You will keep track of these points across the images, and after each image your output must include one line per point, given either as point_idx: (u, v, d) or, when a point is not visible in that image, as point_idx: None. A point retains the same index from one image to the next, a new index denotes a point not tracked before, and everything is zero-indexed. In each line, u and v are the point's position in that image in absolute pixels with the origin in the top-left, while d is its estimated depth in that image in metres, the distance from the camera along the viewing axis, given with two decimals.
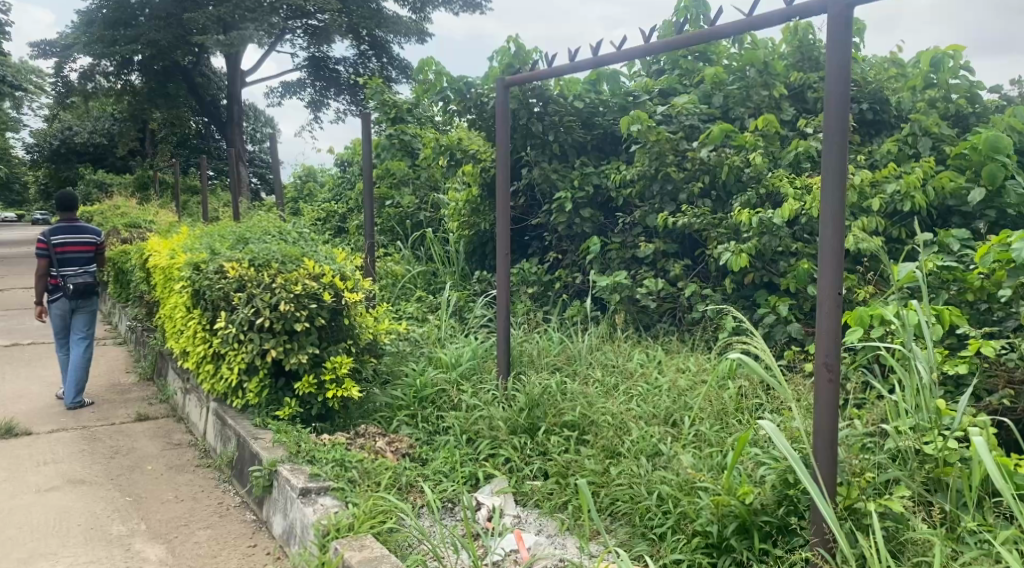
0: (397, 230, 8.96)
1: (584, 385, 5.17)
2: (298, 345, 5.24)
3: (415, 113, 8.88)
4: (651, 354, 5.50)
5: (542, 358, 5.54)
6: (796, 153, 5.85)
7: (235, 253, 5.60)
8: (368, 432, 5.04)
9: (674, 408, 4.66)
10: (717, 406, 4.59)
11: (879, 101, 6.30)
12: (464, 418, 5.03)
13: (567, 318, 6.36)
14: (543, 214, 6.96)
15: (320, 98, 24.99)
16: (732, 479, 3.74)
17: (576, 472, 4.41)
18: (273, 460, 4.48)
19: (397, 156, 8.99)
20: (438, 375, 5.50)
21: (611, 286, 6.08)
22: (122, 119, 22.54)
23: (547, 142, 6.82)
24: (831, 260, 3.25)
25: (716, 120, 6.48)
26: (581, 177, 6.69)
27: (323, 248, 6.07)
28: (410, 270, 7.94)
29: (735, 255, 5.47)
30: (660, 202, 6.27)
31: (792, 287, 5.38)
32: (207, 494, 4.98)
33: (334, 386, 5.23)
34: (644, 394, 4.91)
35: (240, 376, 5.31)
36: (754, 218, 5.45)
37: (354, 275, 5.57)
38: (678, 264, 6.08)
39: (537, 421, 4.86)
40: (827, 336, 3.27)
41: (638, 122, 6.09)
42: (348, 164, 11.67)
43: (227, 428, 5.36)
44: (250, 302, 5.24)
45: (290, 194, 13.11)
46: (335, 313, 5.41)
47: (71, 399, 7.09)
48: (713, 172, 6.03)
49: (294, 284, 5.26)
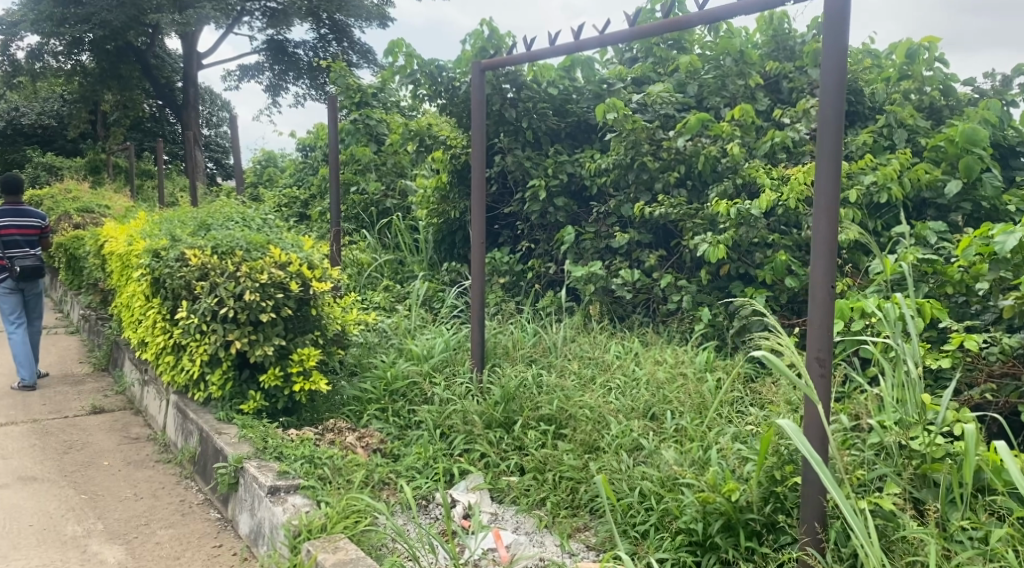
0: (362, 217, 8.77)
1: (560, 377, 5.07)
2: (263, 337, 5.05)
3: (381, 97, 8.80)
4: (628, 347, 5.41)
5: (517, 351, 5.43)
6: (772, 144, 5.77)
7: (197, 240, 5.37)
8: (336, 427, 4.88)
9: (653, 402, 4.57)
10: (696, 400, 4.52)
11: (854, 91, 6.20)
12: (437, 413, 4.91)
13: (540, 308, 6.25)
14: (515, 202, 6.83)
15: (279, 82, 24.54)
16: (716, 476, 3.65)
17: (554, 467, 4.29)
18: (239, 457, 4.30)
19: (362, 141, 8.69)
20: (409, 368, 5.36)
21: (585, 276, 5.99)
22: (73, 100, 21.82)
23: (520, 128, 6.70)
24: (824, 249, 3.16)
25: (690, 110, 6.41)
26: (555, 165, 6.58)
27: (288, 235, 5.85)
28: (377, 258, 7.77)
29: (714, 246, 5.35)
30: (635, 191, 6.17)
31: (769, 279, 5.30)
32: (168, 491, 4.77)
33: (301, 378, 5.05)
34: (622, 387, 4.82)
35: (202, 368, 5.12)
36: (733, 209, 5.33)
37: (322, 264, 5.37)
38: (653, 255, 5.98)
39: (513, 415, 4.77)
40: (819, 327, 3.19)
41: (614, 110, 5.97)
42: (310, 150, 11.43)
43: (189, 423, 5.16)
44: (213, 292, 5.03)
45: (250, 179, 12.81)
46: (302, 303, 5.22)
47: (28, 376, 7.03)
48: (689, 162, 5.94)
49: (260, 273, 5.05)
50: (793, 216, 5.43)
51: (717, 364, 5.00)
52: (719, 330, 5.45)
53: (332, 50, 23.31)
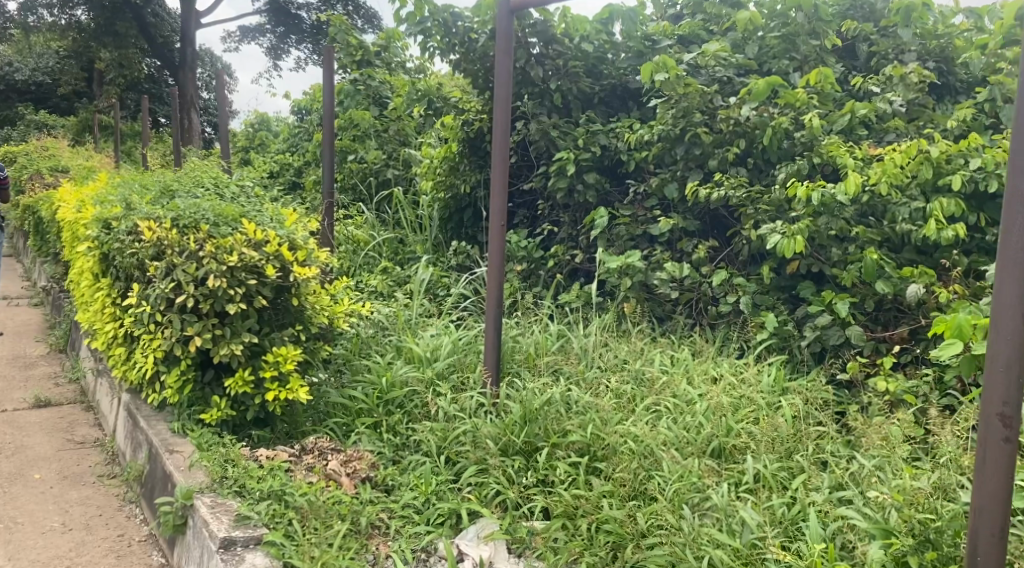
0: (360, 188, 7.79)
1: (594, 393, 4.13)
2: (230, 333, 4.08)
3: (384, 57, 7.94)
4: (675, 357, 4.46)
5: (541, 357, 4.48)
6: (852, 117, 4.80)
7: (155, 209, 4.40)
8: (317, 447, 3.94)
9: (716, 435, 3.63)
10: (773, 435, 3.58)
11: (946, 60, 5.21)
12: (441, 434, 3.99)
13: (564, 304, 5.30)
14: (536, 176, 5.86)
15: (280, 45, 23.45)
16: (819, 557, 2.81)
17: (589, 514, 3.38)
18: (187, 491, 3.40)
19: (363, 105, 7.75)
20: (409, 373, 4.43)
21: (620, 268, 5.03)
22: (65, 56, 20.60)
23: (546, 90, 5.73)
24: (1017, 264, 2.22)
25: (749, 74, 5.43)
26: (586, 135, 5.60)
27: (268, 206, 4.85)
28: (375, 236, 6.82)
29: (788, 238, 4.36)
30: (684, 169, 5.20)
31: (851, 282, 4.34)
32: (105, 520, 3.85)
33: (276, 386, 4.09)
34: (674, 412, 3.87)
35: (156, 367, 4.16)
36: (815, 194, 4.33)
37: (307, 244, 4.39)
38: (702, 245, 5.02)
39: (536, 441, 3.85)
40: (1005, 368, 2.25)
41: (664, 71, 5.02)
42: (306, 113, 10.43)
43: (139, 432, 4.22)
44: (169, 275, 4.07)
45: (241, 143, 11.81)
46: (281, 290, 4.25)
47: None
48: (749, 136, 4.96)
49: (228, 253, 4.07)
50: (879, 205, 4.54)
51: (788, 385, 4.06)
52: (786, 342, 4.50)
53: (337, 12, 22.10)
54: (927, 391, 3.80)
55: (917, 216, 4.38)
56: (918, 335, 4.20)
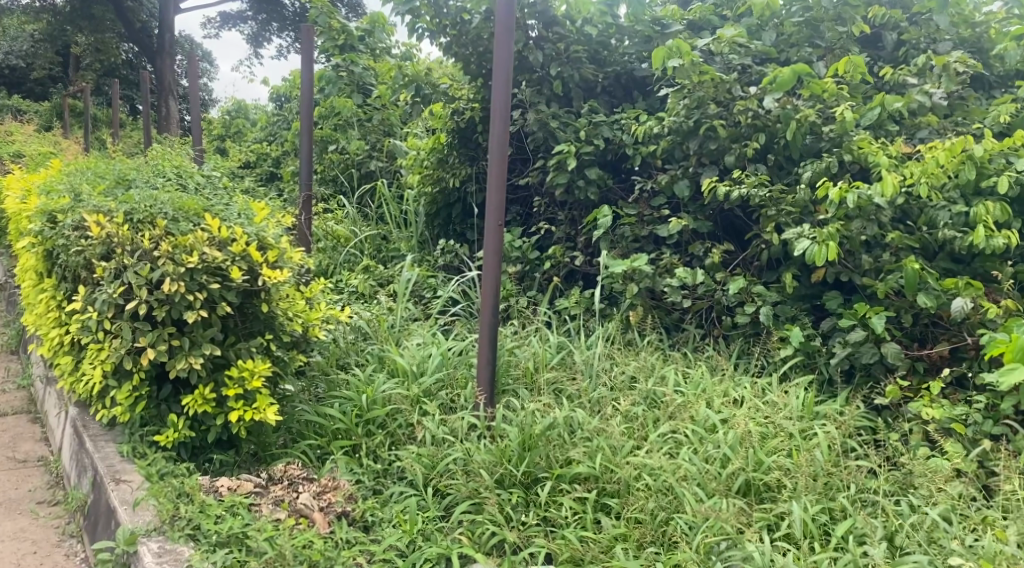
0: (341, 181, 7.30)
1: (602, 415, 3.67)
2: (189, 344, 3.58)
3: (368, 42, 7.30)
4: (690, 374, 4.01)
5: (540, 373, 4.01)
6: (884, 111, 4.37)
7: (106, 201, 3.89)
8: (286, 477, 3.45)
9: (742, 468, 3.19)
10: (810, 469, 3.15)
11: (980, 52, 4.79)
12: (427, 462, 3.51)
13: (562, 311, 4.83)
14: (534, 171, 5.39)
15: (261, 32, 22.80)
16: None
17: (600, 564, 2.93)
18: (131, 536, 2.94)
19: (345, 92, 7.13)
20: (393, 390, 3.95)
21: (626, 273, 4.57)
22: (38, 39, 19.83)
23: (546, 77, 5.25)
24: None
25: (768, 63, 4.98)
26: (588, 127, 5.12)
27: (237, 199, 4.35)
28: (356, 232, 6.33)
29: (819, 244, 3.90)
30: (696, 164, 4.75)
31: (887, 293, 3.91)
32: (41, 560, 3.35)
33: (241, 405, 3.59)
34: (694, 440, 3.42)
35: (105, 380, 3.65)
36: (850, 195, 3.86)
37: (279, 243, 3.88)
38: (716, 249, 4.57)
39: (536, 472, 3.39)
40: None
41: (677, 56, 4.56)
42: (286, 100, 9.88)
43: (84, 454, 3.71)
44: (118, 277, 3.58)
45: (216, 130, 11.23)
46: (249, 295, 3.75)
47: None
48: (769, 130, 4.50)
49: (188, 253, 3.57)
50: (914, 208, 4.10)
51: (819, 410, 3.62)
52: (811, 358, 4.06)
53: None
54: (979, 419, 3.37)
55: (960, 221, 3.95)
56: (961, 353, 3.78)
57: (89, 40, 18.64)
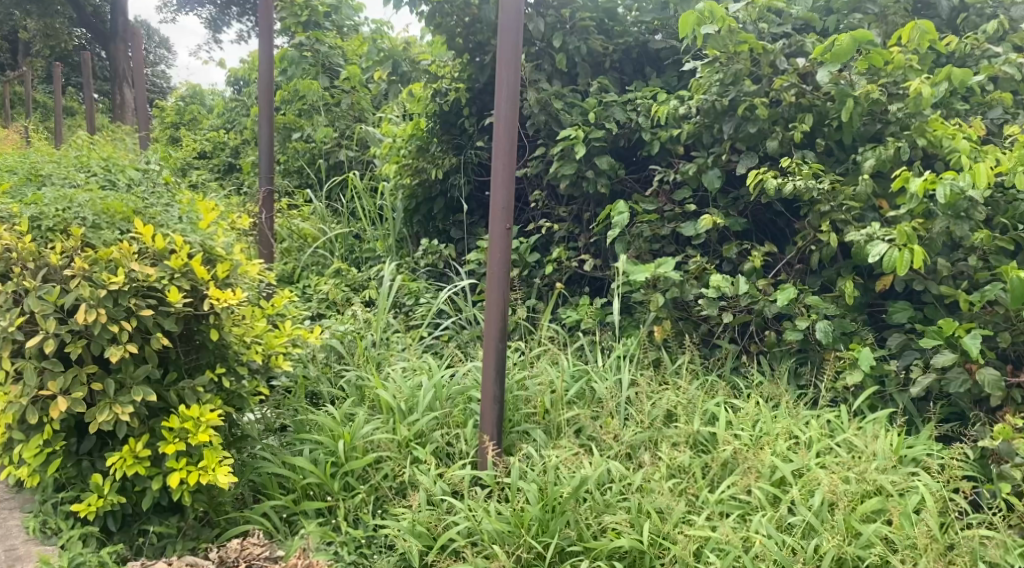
0: (307, 172, 6.48)
1: (640, 465, 2.94)
2: (113, 387, 2.79)
3: (335, 18, 6.48)
4: (739, 407, 3.30)
5: (557, 409, 3.28)
6: (958, 86, 3.68)
7: (7, 203, 3.08)
8: (242, 557, 2.76)
9: (835, 543, 2.50)
10: (928, 542, 2.47)
11: None
12: (423, 532, 2.77)
13: (572, 325, 4.10)
14: (534, 160, 4.64)
15: (220, 16, 21.73)
16: None
17: None
18: None
19: (310, 74, 6.20)
20: (377, 434, 3.19)
21: (651, 282, 3.85)
22: None
23: (546, 50, 4.52)
24: None
25: (809, 33, 4.27)
26: (598, 108, 4.38)
27: (179, 197, 3.54)
28: (326, 230, 5.57)
29: (900, 248, 3.20)
30: (729, 152, 4.02)
31: (979, 306, 3.23)
32: None
33: (184, 464, 2.81)
34: (763, 500, 2.71)
35: (6, 433, 2.84)
36: (940, 188, 3.15)
37: (231, 252, 3.10)
38: (756, 251, 3.87)
39: (564, 546, 2.66)
40: None
41: (711, 23, 3.80)
42: (245, 84, 9.00)
43: None
44: (19, 303, 2.79)
45: (169, 118, 10.30)
46: (193, 322, 2.96)
47: None
48: (818, 110, 3.81)
49: (110, 271, 2.78)
50: (1002, 202, 3.42)
51: (908, 454, 2.94)
52: (881, 383, 3.37)
53: None
54: None
55: None
56: None
57: (37, 26, 17.41)
